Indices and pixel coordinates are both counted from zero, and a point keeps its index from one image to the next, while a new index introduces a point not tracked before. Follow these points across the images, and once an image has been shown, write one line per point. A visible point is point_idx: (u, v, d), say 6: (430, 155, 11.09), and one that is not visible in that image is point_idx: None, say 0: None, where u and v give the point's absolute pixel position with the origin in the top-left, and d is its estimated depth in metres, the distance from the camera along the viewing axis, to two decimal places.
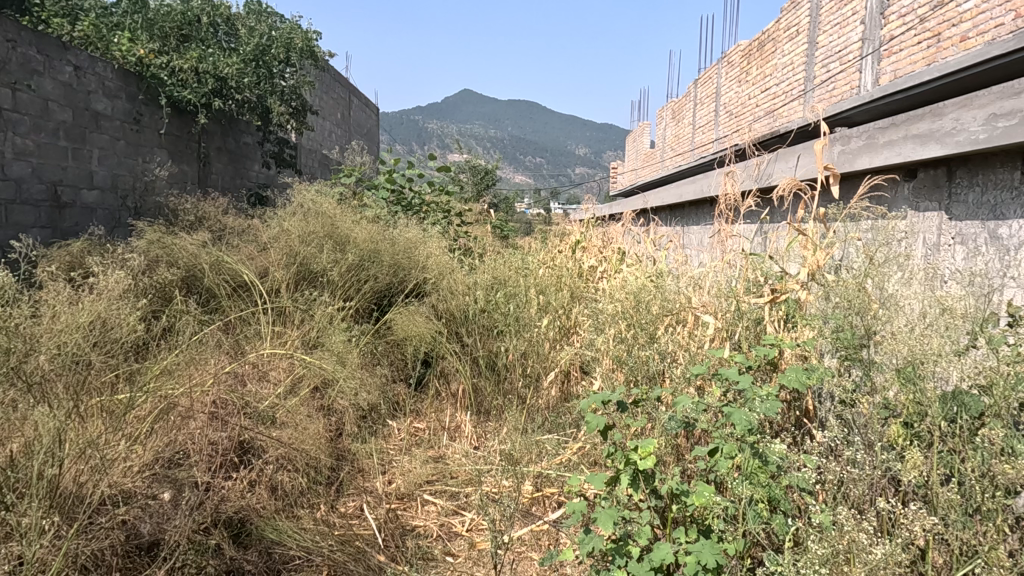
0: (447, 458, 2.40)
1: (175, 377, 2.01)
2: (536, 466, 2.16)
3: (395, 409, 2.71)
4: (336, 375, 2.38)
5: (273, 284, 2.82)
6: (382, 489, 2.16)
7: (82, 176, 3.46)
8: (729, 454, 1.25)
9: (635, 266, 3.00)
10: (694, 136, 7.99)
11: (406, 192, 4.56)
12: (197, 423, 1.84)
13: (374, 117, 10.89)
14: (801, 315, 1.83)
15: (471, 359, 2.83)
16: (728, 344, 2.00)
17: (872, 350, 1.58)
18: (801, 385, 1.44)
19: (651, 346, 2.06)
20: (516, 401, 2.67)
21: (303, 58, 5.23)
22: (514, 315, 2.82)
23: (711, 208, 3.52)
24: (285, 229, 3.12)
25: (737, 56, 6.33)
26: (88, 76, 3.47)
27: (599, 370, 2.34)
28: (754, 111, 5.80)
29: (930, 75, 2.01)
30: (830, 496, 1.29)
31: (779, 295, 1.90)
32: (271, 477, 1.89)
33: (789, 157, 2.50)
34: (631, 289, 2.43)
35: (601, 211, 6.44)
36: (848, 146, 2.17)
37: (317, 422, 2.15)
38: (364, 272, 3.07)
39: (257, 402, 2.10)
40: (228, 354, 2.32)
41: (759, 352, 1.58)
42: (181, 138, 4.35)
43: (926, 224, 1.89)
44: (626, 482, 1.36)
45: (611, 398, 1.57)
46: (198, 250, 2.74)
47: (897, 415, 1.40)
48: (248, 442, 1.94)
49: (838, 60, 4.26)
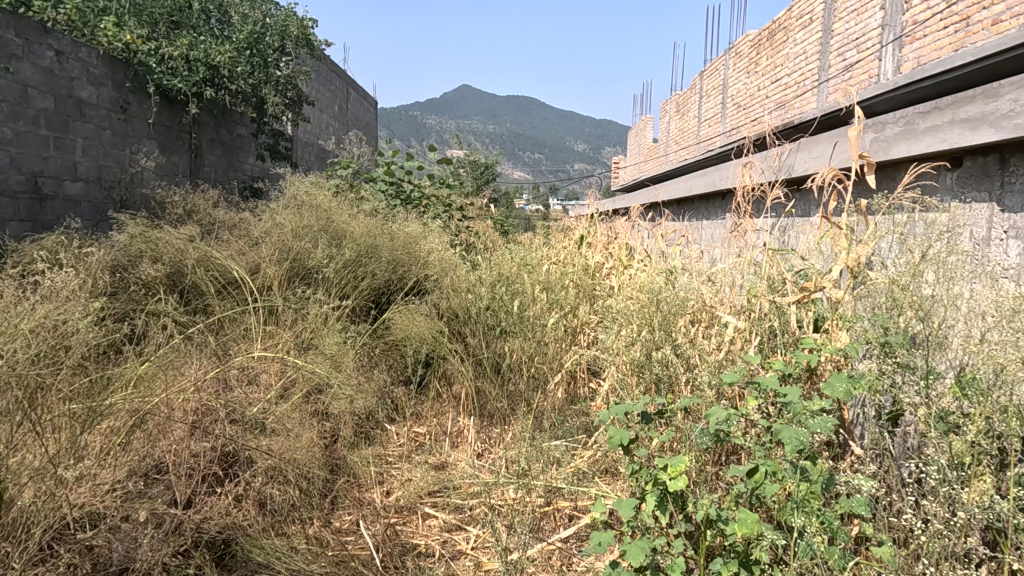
0: (450, 468, 2.24)
1: (154, 382, 1.85)
2: (546, 475, 2.02)
3: (393, 414, 2.56)
4: (331, 379, 2.21)
5: (264, 281, 2.65)
6: (380, 502, 2.01)
7: (65, 167, 3.30)
8: (775, 476, 1.09)
9: (646, 263, 2.85)
10: (700, 130, 7.83)
11: (405, 185, 4.40)
12: (176, 434, 1.69)
13: (372, 110, 10.72)
14: (838, 317, 1.67)
15: (474, 360, 2.67)
16: (753, 346, 1.84)
17: (927, 355, 1.41)
18: (850, 393, 1.29)
19: (671, 347, 1.90)
20: (521, 405, 2.51)
21: (299, 47, 5.05)
22: (518, 314, 2.64)
23: (724, 201, 3.36)
24: (278, 223, 2.94)
25: (746, 47, 6.17)
26: (71, 62, 3.30)
27: (611, 374, 2.17)
28: (763, 102, 5.64)
29: (962, 60, 1.84)
30: (891, 525, 1.13)
31: (810, 294, 1.75)
32: (260, 491, 1.73)
33: (816, 147, 2.34)
34: (644, 286, 2.27)
35: (605, 206, 6.28)
36: (883, 133, 2.02)
37: (311, 431, 1.99)
38: (361, 269, 2.90)
39: (246, 407, 1.95)
40: (214, 356, 2.16)
41: (799, 356, 1.43)
42: (171, 128, 4.19)
43: (974, 216, 1.74)
44: (654, 503, 1.24)
45: (635, 409, 1.42)
46: (184, 244, 2.57)
47: (958, 429, 1.24)
48: (233, 454, 1.78)
49: (856, 48, 4.10)
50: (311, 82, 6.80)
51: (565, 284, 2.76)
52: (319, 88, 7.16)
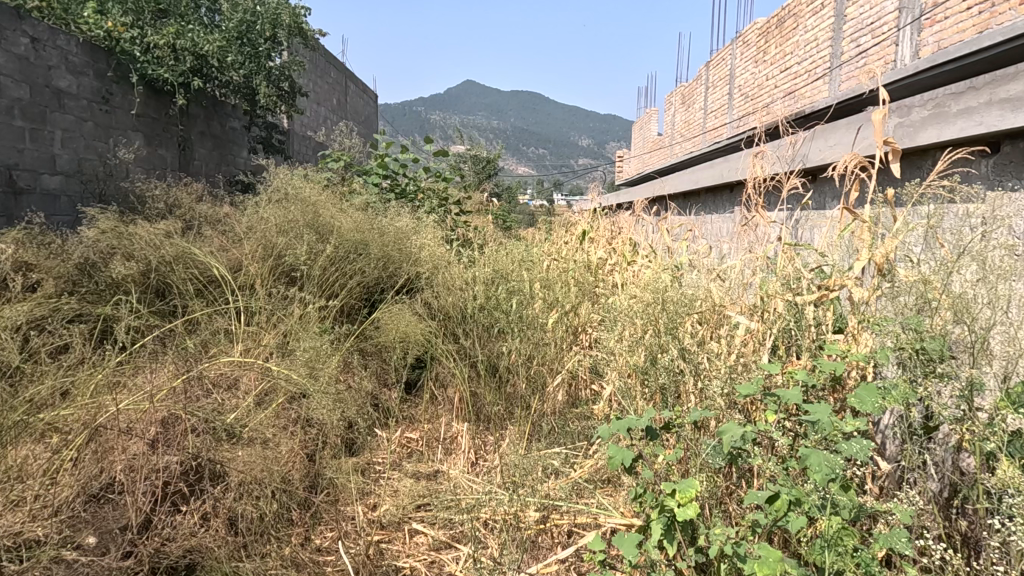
0: (441, 477, 2.10)
1: (114, 392, 1.71)
2: (543, 486, 1.87)
3: (383, 418, 2.42)
4: (314, 383, 2.07)
5: (246, 280, 2.51)
6: (364, 516, 1.86)
7: (43, 160, 3.15)
8: (798, 516, 0.94)
9: (651, 259, 2.69)
10: (706, 122, 7.64)
11: (400, 178, 4.24)
12: (134, 450, 1.55)
13: (372, 105, 10.54)
14: (863, 318, 1.51)
15: (468, 362, 2.52)
16: (767, 350, 1.68)
17: (967, 363, 1.26)
18: (881, 407, 1.15)
19: (678, 351, 1.74)
20: (518, 409, 2.35)
21: (292, 36, 4.89)
22: (517, 312, 2.48)
23: (734, 193, 3.20)
24: (261, 217, 2.78)
25: (753, 35, 5.98)
26: (48, 50, 3.16)
27: (613, 378, 2.01)
28: (772, 92, 5.45)
29: (994, 39, 1.70)
30: (939, 562, 0.98)
31: (830, 292, 1.60)
32: (230, 507, 1.58)
33: (836, 134, 2.17)
34: (648, 284, 2.12)
35: (608, 200, 6.10)
36: (909, 117, 1.85)
37: (288, 441, 1.84)
38: (349, 265, 2.74)
39: (220, 415, 1.81)
40: (187, 360, 2.01)
41: (826, 364, 1.27)
42: (158, 120, 4.04)
43: (1014, 206, 1.57)
44: (659, 533, 1.12)
45: (638, 423, 1.27)
46: (159, 238, 2.40)
47: (1011, 451, 1.09)
48: (201, 468, 1.64)
49: (870, 33, 3.91)
50: (306, 73, 6.64)
51: (566, 282, 2.62)
52: (314, 80, 6.98)
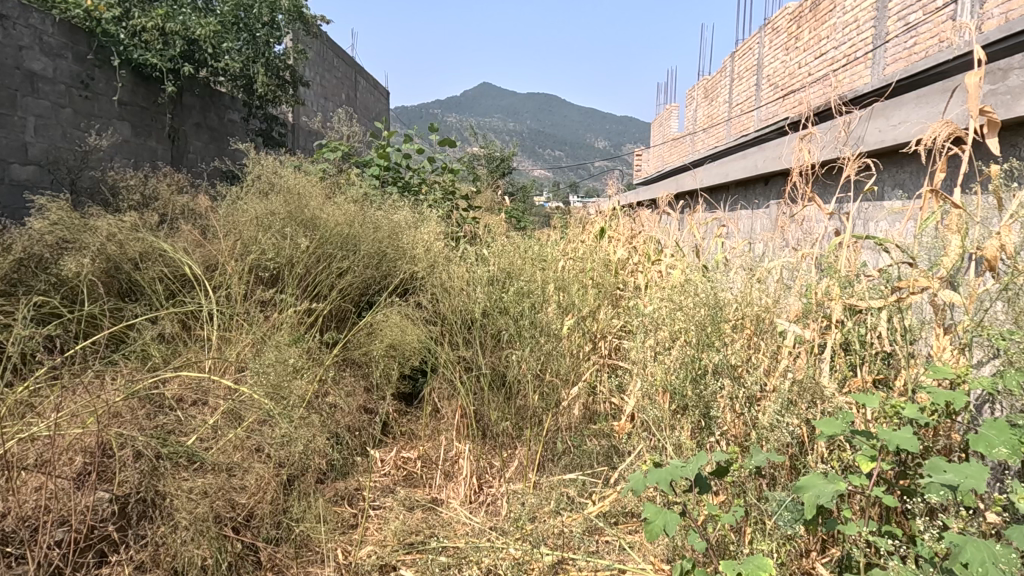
0: (440, 510, 1.79)
1: (41, 413, 1.43)
2: (556, 521, 1.55)
3: (377, 437, 2.12)
4: (289, 401, 1.77)
5: (222, 278, 2.23)
6: (342, 559, 1.53)
7: (12, 148, 2.90)
8: None
9: (679, 257, 2.37)
10: (730, 115, 7.28)
11: (403, 170, 3.94)
12: (55, 486, 1.28)
13: (381, 103, 10.26)
14: (965, 330, 1.18)
15: (472, 374, 2.15)
16: (834, 369, 1.35)
17: None
18: (1016, 452, 0.83)
19: (721, 370, 1.42)
20: (528, 426, 2.00)
21: (292, 21, 4.62)
22: (527, 317, 2.07)
23: (774, 186, 2.85)
24: (243, 210, 2.48)
25: (784, 22, 5.62)
26: (19, 28, 2.91)
27: (637, 394, 1.69)
28: (806, 80, 5.08)
29: None
30: None
31: (912, 296, 1.27)
32: (175, 556, 1.29)
33: (910, 118, 1.78)
34: (677, 285, 1.80)
35: (629, 200, 5.75)
36: (1006, 83, 1.51)
37: (254, 469, 1.54)
38: (337, 264, 2.44)
39: (177, 439, 1.53)
40: (141, 373, 1.72)
41: (938, 394, 0.94)
42: (147, 109, 3.79)
43: None
44: None
45: (681, 474, 0.98)
46: (122, 232, 2.12)
47: None
48: (145, 509, 1.35)
49: (921, 10, 3.54)
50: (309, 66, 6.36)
51: (583, 282, 2.30)
52: (319, 72, 6.71)
